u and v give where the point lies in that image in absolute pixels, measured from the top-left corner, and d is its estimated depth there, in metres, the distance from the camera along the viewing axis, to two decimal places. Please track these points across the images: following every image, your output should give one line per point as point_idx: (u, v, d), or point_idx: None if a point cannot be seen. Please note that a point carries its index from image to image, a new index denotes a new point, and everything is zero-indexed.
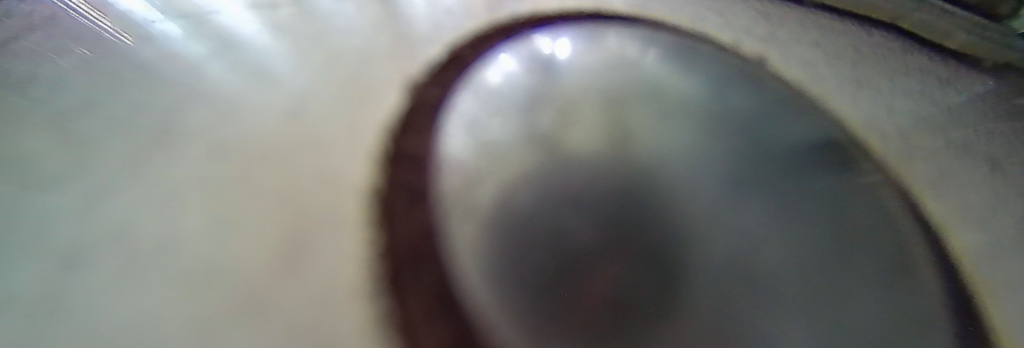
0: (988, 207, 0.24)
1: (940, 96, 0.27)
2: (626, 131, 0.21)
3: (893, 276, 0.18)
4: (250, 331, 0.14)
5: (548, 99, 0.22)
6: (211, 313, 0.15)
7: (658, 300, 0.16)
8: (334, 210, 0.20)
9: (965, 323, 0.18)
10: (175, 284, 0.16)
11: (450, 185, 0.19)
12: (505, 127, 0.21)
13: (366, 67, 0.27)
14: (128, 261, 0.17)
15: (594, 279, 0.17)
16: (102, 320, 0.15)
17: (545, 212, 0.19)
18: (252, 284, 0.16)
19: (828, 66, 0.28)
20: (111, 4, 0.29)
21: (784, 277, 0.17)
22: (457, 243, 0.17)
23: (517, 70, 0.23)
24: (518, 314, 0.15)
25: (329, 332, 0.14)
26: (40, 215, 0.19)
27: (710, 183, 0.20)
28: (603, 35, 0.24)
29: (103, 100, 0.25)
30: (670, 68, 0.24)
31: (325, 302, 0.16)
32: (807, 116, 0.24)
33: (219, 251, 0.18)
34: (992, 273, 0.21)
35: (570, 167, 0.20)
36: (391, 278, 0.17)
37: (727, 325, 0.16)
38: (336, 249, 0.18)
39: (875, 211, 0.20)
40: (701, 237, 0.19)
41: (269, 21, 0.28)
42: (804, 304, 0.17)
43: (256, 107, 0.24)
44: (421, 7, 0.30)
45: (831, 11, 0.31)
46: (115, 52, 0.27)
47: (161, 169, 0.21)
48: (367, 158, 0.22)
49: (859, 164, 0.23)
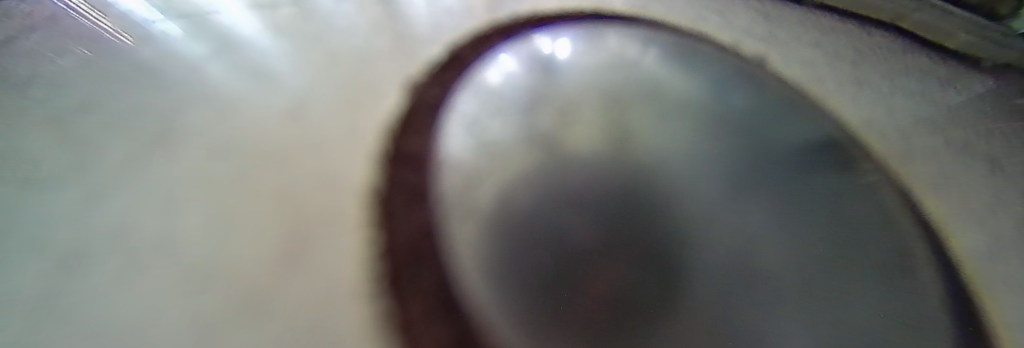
0: (985, 207, 0.24)
1: (939, 96, 0.27)
2: (626, 131, 0.21)
3: (894, 275, 0.18)
4: (251, 331, 0.14)
5: (548, 99, 0.22)
6: (211, 313, 0.15)
7: (658, 301, 0.16)
8: (334, 210, 0.20)
9: (964, 323, 0.18)
10: (175, 285, 0.16)
11: (450, 185, 0.19)
12: (505, 127, 0.20)
13: (366, 67, 0.26)
14: (128, 261, 0.17)
15: (596, 279, 0.17)
16: (103, 320, 0.15)
17: (545, 211, 0.19)
18: (251, 285, 0.16)
19: (829, 65, 0.28)
20: (112, 4, 0.29)
21: (783, 278, 0.17)
22: (457, 243, 0.17)
23: (517, 70, 0.23)
24: (518, 314, 0.15)
25: (329, 332, 0.15)
26: (41, 215, 0.20)
27: (709, 183, 0.20)
28: (603, 35, 0.24)
29: (104, 100, 0.25)
30: (670, 69, 0.23)
31: (325, 302, 0.16)
32: (807, 116, 0.24)
33: (220, 251, 0.18)
34: (990, 273, 0.22)
35: (571, 167, 0.20)
36: (392, 278, 0.17)
37: (728, 326, 0.16)
38: (336, 249, 0.18)
39: (875, 210, 0.20)
40: (701, 236, 0.19)
41: (270, 21, 0.28)
42: (805, 303, 0.17)
43: (256, 107, 0.24)
44: (421, 6, 0.30)
45: (831, 11, 0.31)
46: (115, 52, 0.27)
47: (161, 169, 0.21)
48: (367, 158, 0.22)
49: (860, 165, 0.23)
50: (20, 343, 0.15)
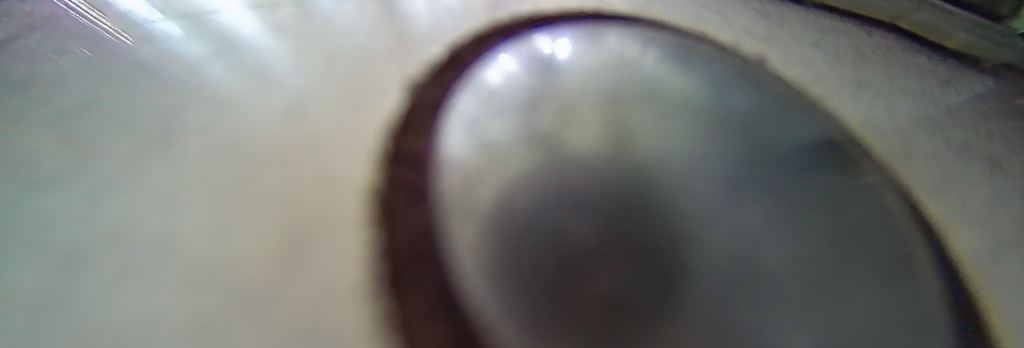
0: (985, 206, 0.24)
1: (941, 96, 0.27)
2: (626, 130, 0.21)
3: (896, 277, 0.18)
4: (252, 331, 0.15)
5: (548, 99, 0.21)
6: (212, 315, 0.16)
7: (656, 301, 0.16)
8: (333, 210, 0.20)
9: (961, 325, 0.18)
10: (176, 284, 0.17)
11: (450, 185, 0.19)
12: (506, 127, 0.20)
13: (365, 67, 0.26)
14: (128, 261, 0.18)
15: (594, 279, 0.16)
16: (109, 318, 0.16)
17: (546, 210, 0.18)
18: (252, 285, 0.17)
19: (829, 65, 0.28)
20: (111, 3, 0.29)
21: (783, 278, 0.17)
22: (456, 242, 0.17)
23: (517, 70, 0.22)
24: (517, 313, 0.15)
25: (329, 332, 0.15)
26: (42, 216, 0.20)
27: (711, 183, 0.20)
28: (604, 36, 0.24)
29: (103, 100, 0.25)
30: (669, 68, 0.23)
31: (327, 302, 0.16)
32: (808, 116, 0.24)
33: (221, 251, 0.18)
34: (987, 274, 0.22)
35: (571, 166, 0.19)
36: (391, 278, 0.18)
37: (723, 326, 0.16)
38: (337, 249, 0.18)
39: (876, 212, 0.20)
40: (702, 235, 0.18)
41: (270, 21, 0.28)
42: (807, 304, 0.16)
43: (255, 107, 0.24)
44: (421, 6, 0.30)
45: (831, 11, 0.31)
46: (115, 53, 0.27)
47: (160, 168, 0.22)
48: (367, 158, 0.22)
49: (860, 165, 0.22)
50: (32, 339, 0.15)
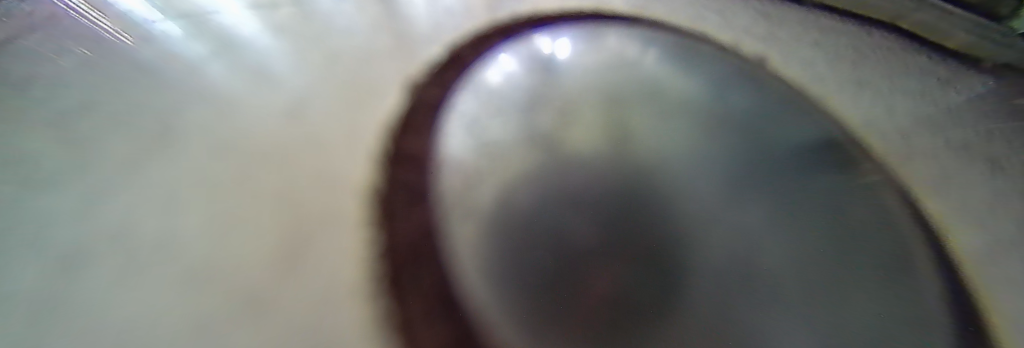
0: (986, 206, 0.24)
1: (941, 96, 0.27)
2: (626, 131, 0.21)
3: (895, 276, 0.18)
4: (253, 331, 0.15)
5: (548, 99, 0.21)
6: (213, 315, 0.16)
7: (654, 300, 0.17)
8: (334, 210, 0.20)
9: (961, 325, 0.18)
10: (177, 285, 0.17)
11: (450, 185, 0.19)
12: (506, 127, 0.20)
13: (365, 66, 0.26)
14: (129, 261, 0.18)
15: (594, 279, 0.16)
16: (111, 317, 0.16)
17: (546, 210, 0.18)
18: (252, 285, 0.17)
19: (829, 65, 0.28)
20: (111, 3, 0.29)
21: (785, 278, 0.17)
22: (456, 242, 0.17)
23: (517, 70, 0.22)
24: (516, 313, 0.15)
25: (329, 333, 0.15)
26: (43, 216, 0.20)
27: (711, 184, 0.20)
28: (604, 36, 0.24)
29: (103, 100, 0.25)
30: (670, 68, 0.23)
31: (326, 302, 0.16)
32: (808, 117, 0.24)
33: (220, 251, 0.18)
34: (987, 274, 0.22)
35: (570, 166, 0.20)
36: (391, 278, 0.18)
37: (720, 324, 0.16)
38: (337, 249, 0.18)
39: (876, 212, 0.20)
40: (703, 236, 0.18)
41: (270, 20, 0.28)
42: (808, 304, 0.16)
43: (256, 106, 0.24)
44: (421, 6, 0.29)
45: (831, 11, 0.31)
46: (115, 52, 0.27)
47: (160, 168, 0.22)
48: (367, 159, 0.22)
49: (860, 166, 0.22)
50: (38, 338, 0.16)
